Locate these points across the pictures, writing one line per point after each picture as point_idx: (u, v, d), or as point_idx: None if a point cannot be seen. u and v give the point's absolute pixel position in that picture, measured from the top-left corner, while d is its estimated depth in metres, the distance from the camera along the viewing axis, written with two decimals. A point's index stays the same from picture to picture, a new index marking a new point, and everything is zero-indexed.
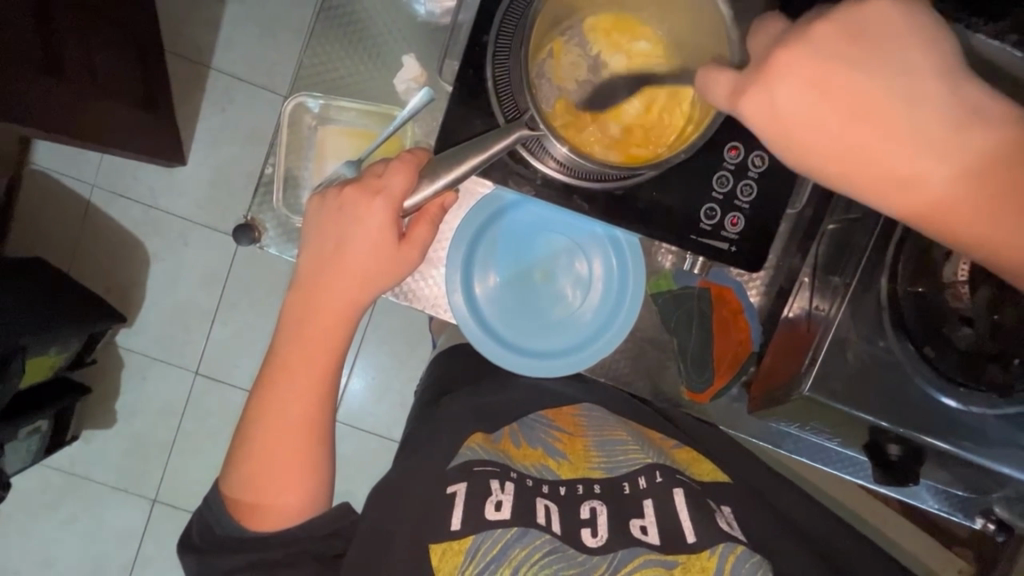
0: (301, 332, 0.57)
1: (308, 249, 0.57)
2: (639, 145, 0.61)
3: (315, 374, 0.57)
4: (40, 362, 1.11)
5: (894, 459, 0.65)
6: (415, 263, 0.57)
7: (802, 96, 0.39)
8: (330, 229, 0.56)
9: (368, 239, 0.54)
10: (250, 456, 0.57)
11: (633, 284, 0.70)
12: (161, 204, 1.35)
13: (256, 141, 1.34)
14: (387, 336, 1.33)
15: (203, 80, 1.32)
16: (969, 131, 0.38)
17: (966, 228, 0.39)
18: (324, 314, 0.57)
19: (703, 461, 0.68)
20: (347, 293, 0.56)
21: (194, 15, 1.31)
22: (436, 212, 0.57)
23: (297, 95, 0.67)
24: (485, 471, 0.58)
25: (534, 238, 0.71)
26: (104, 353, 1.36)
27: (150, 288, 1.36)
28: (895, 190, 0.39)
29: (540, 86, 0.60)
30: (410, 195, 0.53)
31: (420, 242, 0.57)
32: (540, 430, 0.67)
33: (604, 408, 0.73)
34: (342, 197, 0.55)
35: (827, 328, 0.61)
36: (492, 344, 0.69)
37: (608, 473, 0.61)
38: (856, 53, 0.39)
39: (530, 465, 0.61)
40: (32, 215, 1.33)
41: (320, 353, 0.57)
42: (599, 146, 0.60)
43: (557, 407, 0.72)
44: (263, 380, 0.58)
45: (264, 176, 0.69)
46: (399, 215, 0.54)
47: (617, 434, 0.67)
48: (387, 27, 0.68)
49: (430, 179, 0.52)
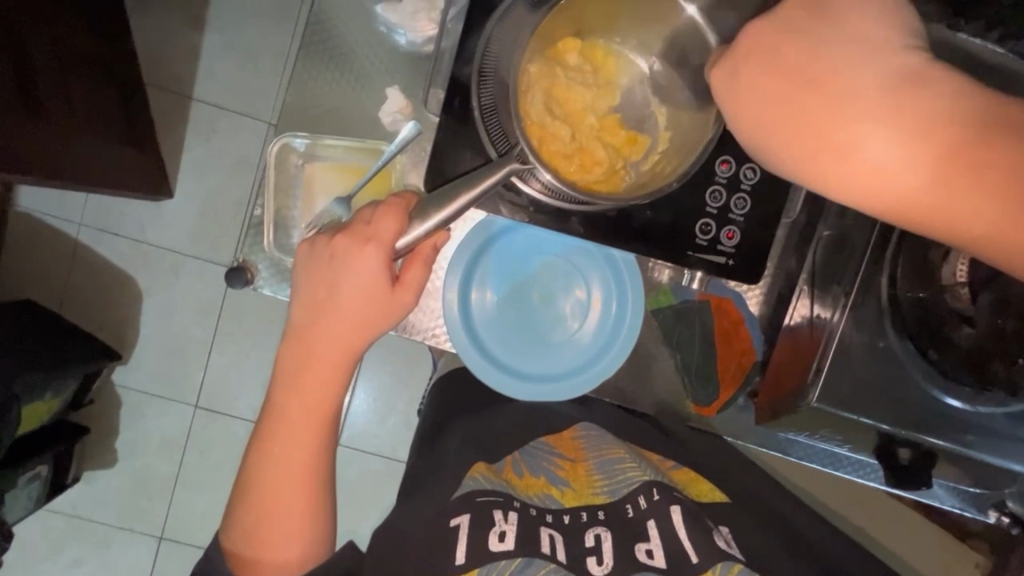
0: (296, 379, 0.56)
1: (302, 298, 0.56)
2: (595, 169, 0.60)
3: (310, 422, 0.56)
4: (38, 407, 1.11)
5: (904, 462, 0.65)
6: (411, 305, 0.57)
7: (765, 79, 0.43)
8: (322, 276, 0.55)
9: (359, 284, 0.54)
10: (251, 507, 0.56)
11: (632, 305, 0.69)
12: (150, 238, 1.33)
13: (243, 170, 1.34)
14: (388, 356, 1.32)
15: (186, 112, 1.31)
16: (911, 101, 0.39)
17: (895, 185, 0.39)
18: (317, 360, 0.56)
19: (701, 481, 0.67)
20: (339, 336, 0.55)
21: (173, 46, 1.30)
22: (429, 252, 0.57)
23: (282, 135, 0.66)
24: (488, 501, 0.57)
25: (531, 260, 0.71)
26: (101, 393, 1.34)
27: (144, 324, 1.34)
28: (843, 175, 0.41)
29: (532, 101, 0.59)
30: (403, 233, 0.52)
31: (414, 284, 0.56)
32: (542, 458, 0.66)
33: (602, 428, 0.72)
34: (333, 245, 0.54)
35: (830, 339, 0.60)
36: (496, 371, 0.68)
37: (611, 497, 0.61)
38: (822, 35, 0.42)
39: (534, 496, 0.60)
40: (20, 258, 1.31)
41: (316, 397, 0.56)
42: (574, 170, 0.60)
43: (558, 433, 0.71)
44: (262, 431, 0.57)
45: (254, 217, 0.68)
46: (392, 258, 0.53)
47: (616, 452, 0.66)
48: (366, 57, 0.67)
49: (420, 220, 0.52)
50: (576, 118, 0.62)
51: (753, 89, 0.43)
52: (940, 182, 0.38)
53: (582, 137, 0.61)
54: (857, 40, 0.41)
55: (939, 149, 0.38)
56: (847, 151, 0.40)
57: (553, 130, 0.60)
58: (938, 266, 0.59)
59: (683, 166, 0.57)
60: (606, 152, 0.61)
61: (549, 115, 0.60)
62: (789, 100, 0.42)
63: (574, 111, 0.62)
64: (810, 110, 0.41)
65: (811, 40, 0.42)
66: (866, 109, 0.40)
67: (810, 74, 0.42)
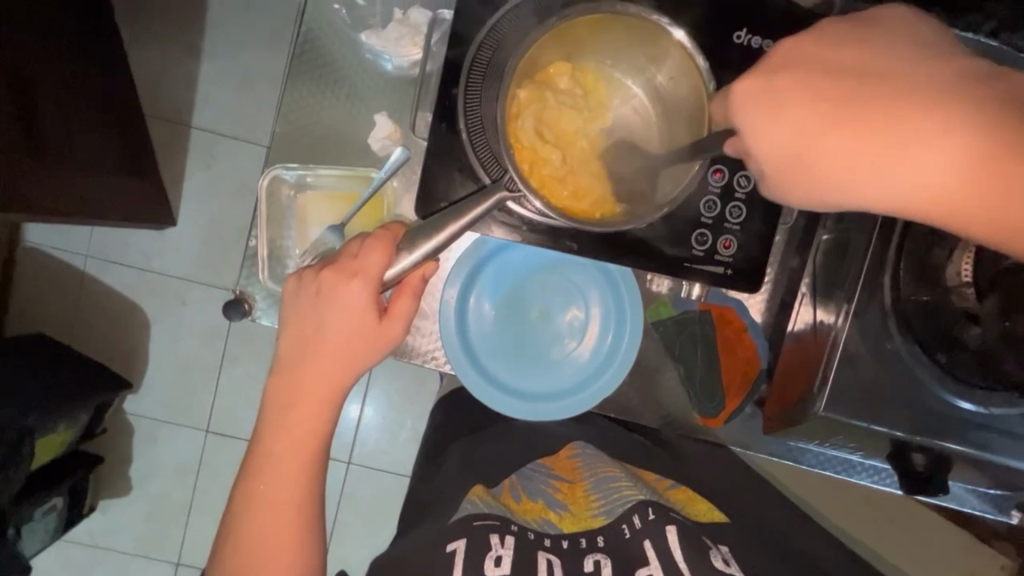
0: (284, 413, 0.56)
1: (291, 332, 0.56)
2: (591, 190, 0.60)
3: (303, 454, 0.56)
4: (51, 440, 1.13)
5: (919, 468, 0.64)
6: (399, 336, 0.57)
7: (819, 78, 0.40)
8: (309, 311, 0.55)
9: (347, 317, 0.54)
10: (243, 542, 0.55)
11: (630, 322, 0.69)
12: (155, 266, 1.34)
13: (243, 194, 1.35)
14: (394, 373, 1.32)
15: (185, 140, 1.33)
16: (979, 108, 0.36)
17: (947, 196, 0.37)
18: (303, 394, 0.56)
19: (700, 501, 0.67)
20: (326, 369, 0.55)
21: (170, 76, 1.32)
22: (418, 283, 0.57)
23: (272, 168, 0.67)
24: (485, 525, 0.56)
25: (527, 279, 0.70)
26: (113, 422, 1.35)
27: (152, 352, 1.35)
28: (894, 177, 0.37)
29: (523, 126, 0.59)
30: (389, 267, 0.52)
31: (402, 314, 0.56)
32: (539, 482, 0.67)
33: (594, 445, 0.74)
34: (319, 278, 0.54)
35: (835, 346, 0.59)
36: (497, 393, 0.68)
37: (608, 518, 0.60)
38: (866, 42, 0.40)
39: (532, 520, 0.60)
40: (29, 292, 1.33)
41: (306, 430, 0.56)
42: (567, 194, 0.59)
43: (556, 455, 0.73)
44: (251, 464, 0.56)
45: (249, 248, 0.68)
46: (380, 290, 0.53)
47: (609, 471, 0.67)
48: (354, 83, 0.67)
49: (408, 250, 0.52)
50: (568, 141, 0.61)
51: (800, 91, 0.40)
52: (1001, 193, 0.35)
53: (573, 159, 0.61)
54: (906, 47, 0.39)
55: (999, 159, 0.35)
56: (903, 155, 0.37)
57: (544, 152, 0.60)
58: (943, 265, 0.57)
59: (676, 185, 0.56)
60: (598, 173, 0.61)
61: (539, 137, 0.60)
62: (843, 99, 0.39)
63: (564, 132, 0.61)
64: (865, 110, 0.38)
65: (855, 46, 0.40)
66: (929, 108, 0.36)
67: (860, 76, 0.39)
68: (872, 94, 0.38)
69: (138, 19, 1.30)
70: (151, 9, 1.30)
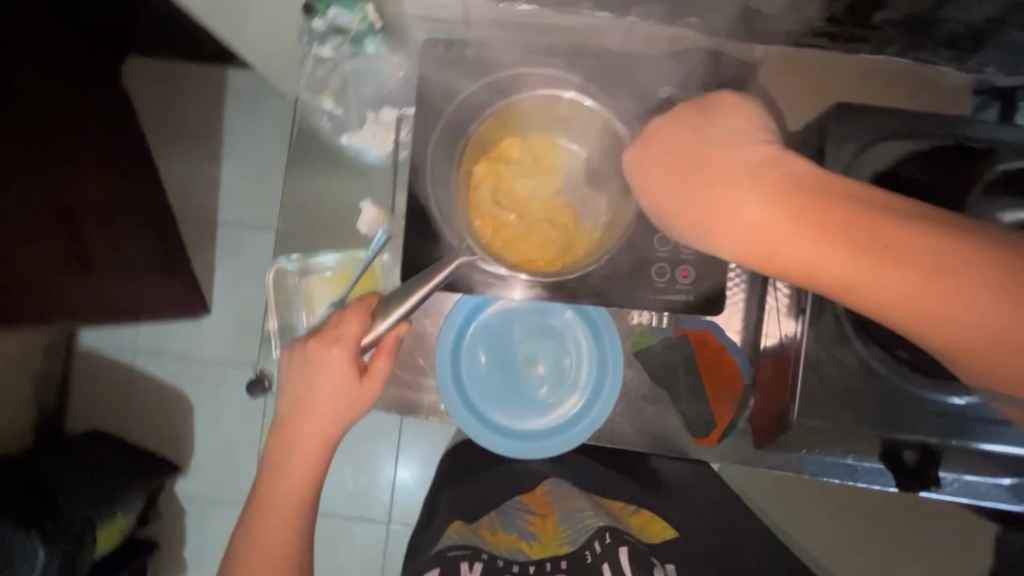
0: (279, 470, 0.63)
1: (287, 397, 0.63)
2: (549, 246, 0.68)
3: (292, 505, 0.63)
4: (113, 528, 1.22)
5: (910, 463, 0.64)
6: (377, 391, 0.64)
7: (662, 166, 0.57)
8: (300, 377, 0.62)
9: (331, 381, 0.61)
10: None
11: (611, 357, 0.74)
12: (194, 353, 1.47)
13: (266, 277, 1.47)
14: (421, 429, 1.38)
15: (212, 236, 1.48)
16: (780, 177, 0.48)
17: (771, 240, 0.47)
18: (297, 452, 0.63)
19: (655, 522, 0.77)
20: (318, 426, 0.63)
21: (195, 182, 1.48)
22: (393, 342, 0.63)
23: (277, 262, 0.76)
24: (458, 554, 0.65)
25: (512, 327, 0.76)
26: (166, 506, 1.44)
27: (196, 434, 1.45)
28: (725, 224, 0.50)
29: (481, 195, 0.68)
30: (367, 331, 0.60)
31: (380, 373, 0.63)
32: (515, 516, 0.78)
33: (564, 480, 0.84)
34: (307, 347, 0.62)
35: (798, 355, 0.63)
36: (495, 435, 0.74)
37: (571, 546, 0.70)
38: (711, 130, 0.55)
39: (505, 548, 0.70)
40: (86, 391, 1.46)
41: (298, 483, 0.63)
42: (527, 251, 0.67)
43: (532, 491, 0.84)
44: (247, 514, 0.64)
45: (265, 331, 0.77)
46: (358, 352, 0.61)
47: (576, 502, 0.78)
48: (342, 176, 0.78)
49: (383, 316, 0.61)
50: (524, 202, 0.69)
51: (654, 168, 0.57)
52: (806, 233, 0.45)
53: (530, 218, 0.68)
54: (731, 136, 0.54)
55: (797, 207, 0.46)
56: (726, 204, 0.50)
57: (503, 217, 0.68)
58: None
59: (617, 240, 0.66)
60: (553, 228, 0.68)
61: (497, 204, 0.68)
62: (683, 167, 0.55)
63: (519, 196, 0.69)
64: (700, 180, 0.53)
65: (699, 134, 0.56)
66: (749, 171, 0.50)
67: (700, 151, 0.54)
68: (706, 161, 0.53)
69: (164, 138, 1.48)
70: (175, 129, 1.49)
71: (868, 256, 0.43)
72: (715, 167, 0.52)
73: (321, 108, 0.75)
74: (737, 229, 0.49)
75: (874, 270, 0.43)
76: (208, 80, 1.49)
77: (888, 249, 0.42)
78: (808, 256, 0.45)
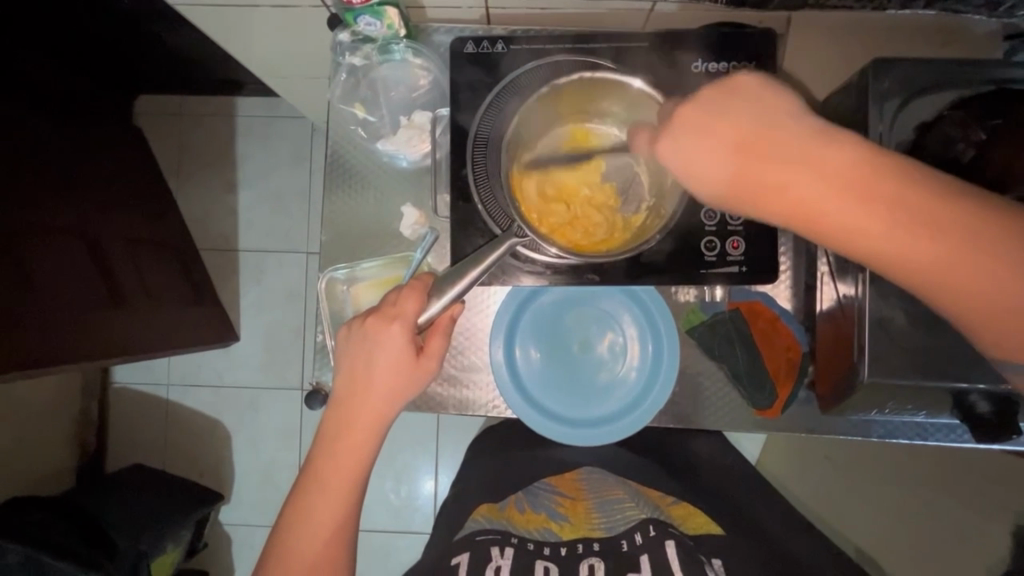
0: (335, 442, 0.63)
1: (342, 376, 0.64)
2: (596, 232, 0.68)
3: (344, 483, 0.63)
4: (163, 561, 1.22)
5: (987, 414, 0.63)
6: (434, 371, 0.65)
7: (692, 132, 0.48)
8: (356, 354, 0.63)
9: (390, 358, 0.61)
10: (285, 553, 0.62)
11: (665, 335, 0.74)
12: (228, 380, 1.47)
13: (293, 299, 1.48)
14: (460, 437, 1.38)
15: (235, 263, 1.49)
16: (833, 150, 0.43)
17: (839, 226, 0.43)
18: (355, 427, 0.63)
19: (700, 516, 0.73)
20: (371, 403, 0.63)
21: (214, 210, 1.50)
22: (449, 322, 0.65)
23: (326, 272, 0.77)
24: (486, 539, 0.68)
25: (563, 315, 0.77)
26: (212, 535, 1.44)
27: (236, 460, 1.46)
28: (780, 200, 0.45)
29: (524, 185, 0.69)
30: (423, 311, 0.61)
31: (436, 351, 0.64)
32: (544, 498, 0.80)
33: (603, 470, 0.85)
34: (365, 325, 0.62)
35: (862, 313, 0.62)
36: (558, 426, 0.73)
37: (607, 531, 0.70)
38: (740, 97, 0.47)
39: (534, 529, 0.72)
40: (125, 427, 1.47)
41: (348, 460, 0.63)
42: (579, 235, 0.67)
43: (561, 476, 0.85)
44: (301, 486, 0.64)
45: (318, 343, 0.78)
46: (414, 332, 0.61)
47: (615, 494, 0.78)
48: (380, 182, 0.78)
49: (438, 297, 0.60)
50: (571, 188, 0.69)
51: (685, 139, 0.48)
52: (862, 214, 0.42)
53: (580, 203, 0.68)
54: (764, 100, 0.47)
55: (851, 183, 0.42)
56: (779, 182, 0.44)
57: (553, 204, 0.68)
58: None
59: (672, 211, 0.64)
60: (603, 211, 0.68)
61: (545, 193, 0.69)
62: (727, 134, 0.46)
63: (566, 183, 0.69)
64: (740, 153, 0.46)
65: (733, 102, 0.47)
66: (805, 153, 0.44)
67: (739, 131, 0.46)
68: (755, 143, 0.45)
69: (182, 170, 1.50)
70: (189, 160, 1.50)
71: (934, 236, 0.41)
72: (749, 141, 0.46)
73: (353, 116, 0.77)
74: (792, 208, 0.44)
75: (934, 246, 0.41)
76: (217, 109, 1.51)
77: (942, 229, 0.41)
78: (870, 238, 0.42)
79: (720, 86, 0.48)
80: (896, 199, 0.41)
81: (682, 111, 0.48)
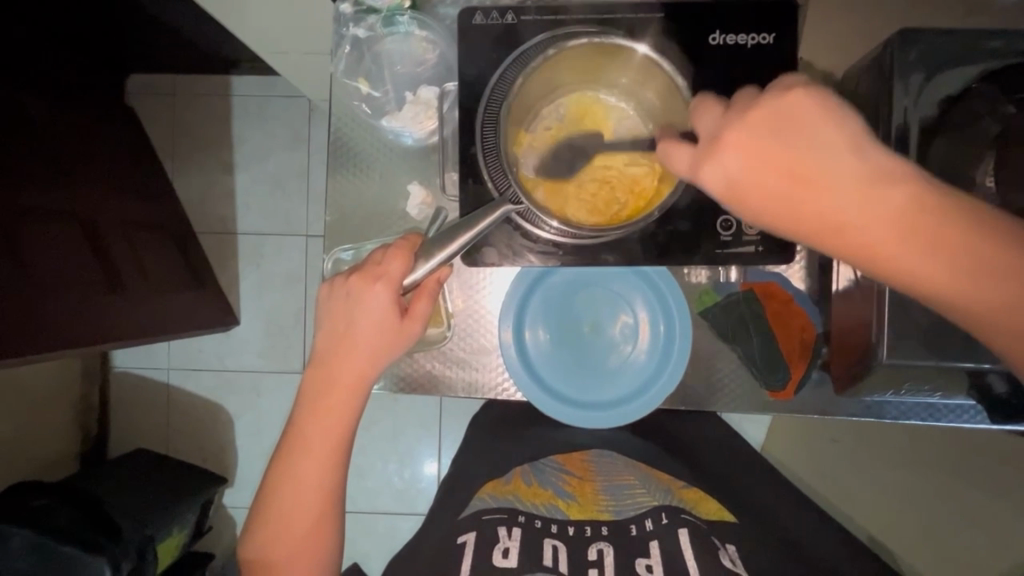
0: (316, 402, 0.62)
1: (325, 334, 0.63)
2: (577, 209, 0.66)
3: (331, 448, 0.62)
4: (169, 544, 1.23)
5: (1004, 394, 0.62)
6: (417, 333, 0.63)
7: (737, 154, 0.46)
8: (338, 313, 0.62)
9: (371, 316, 0.60)
10: (276, 514, 0.62)
11: (678, 316, 0.73)
12: (229, 364, 1.46)
13: (293, 282, 1.46)
14: (463, 419, 1.37)
15: (234, 246, 1.46)
16: (893, 186, 0.43)
17: (894, 260, 0.43)
18: (336, 387, 0.62)
19: (709, 500, 0.73)
20: (353, 363, 0.62)
21: (212, 192, 1.47)
22: (434, 285, 0.63)
23: (332, 252, 0.75)
24: (494, 518, 0.67)
25: (574, 298, 0.75)
26: (218, 517, 1.45)
27: (239, 444, 1.45)
28: (836, 230, 0.44)
29: (526, 158, 0.67)
30: (409, 273, 0.58)
31: (421, 315, 0.63)
32: (552, 474, 0.79)
33: (618, 454, 0.84)
34: (348, 284, 0.61)
35: (880, 295, 0.60)
36: (564, 408, 0.72)
37: (616, 515, 0.69)
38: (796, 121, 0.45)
39: (541, 505, 0.71)
40: (125, 412, 1.47)
41: (335, 424, 0.62)
42: (578, 209, 0.66)
43: (568, 454, 0.84)
44: (285, 449, 0.63)
45: None
46: (400, 293, 0.59)
47: (626, 478, 0.77)
48: (385, 159, 0.76)
49: (425, 259, 0.58)
50: (575, 163, 0.68)
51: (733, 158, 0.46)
52: (917, 250, 0.42)
53: (583, 178, 0.67)
54: (821, 125, 0.45)
55: (911, 220, 0.42)
56: (835, 211, 0.44)
57: (555, 179, 0.67)
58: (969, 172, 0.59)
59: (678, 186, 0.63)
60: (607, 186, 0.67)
61: (546, 167, 0.67)
62: (778, 159, 0.45)
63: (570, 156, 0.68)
64: (794, 181, 0.45)
65: (787, 126, 0.45)
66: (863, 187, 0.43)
67: (787, 158, 0.45)
68: (807, 171, 0.44)
69: (177, 151, 1.47)
70: (184, 141, 1.47)
71: (996, 280, 0.41)
72: (805, 169, 0.45)
73: (356, 91, 0.75)
74: (846, 238, 0.44)
75: (993, 284, 0.41)
76: (211, 88, 1.47)
77: (995, 271, 0.41)
78: (917, 272, 0.43)
79: (772, 104, 0.46)
80: (955, 236, 0.42)
81: (728, 136, 0.46)
